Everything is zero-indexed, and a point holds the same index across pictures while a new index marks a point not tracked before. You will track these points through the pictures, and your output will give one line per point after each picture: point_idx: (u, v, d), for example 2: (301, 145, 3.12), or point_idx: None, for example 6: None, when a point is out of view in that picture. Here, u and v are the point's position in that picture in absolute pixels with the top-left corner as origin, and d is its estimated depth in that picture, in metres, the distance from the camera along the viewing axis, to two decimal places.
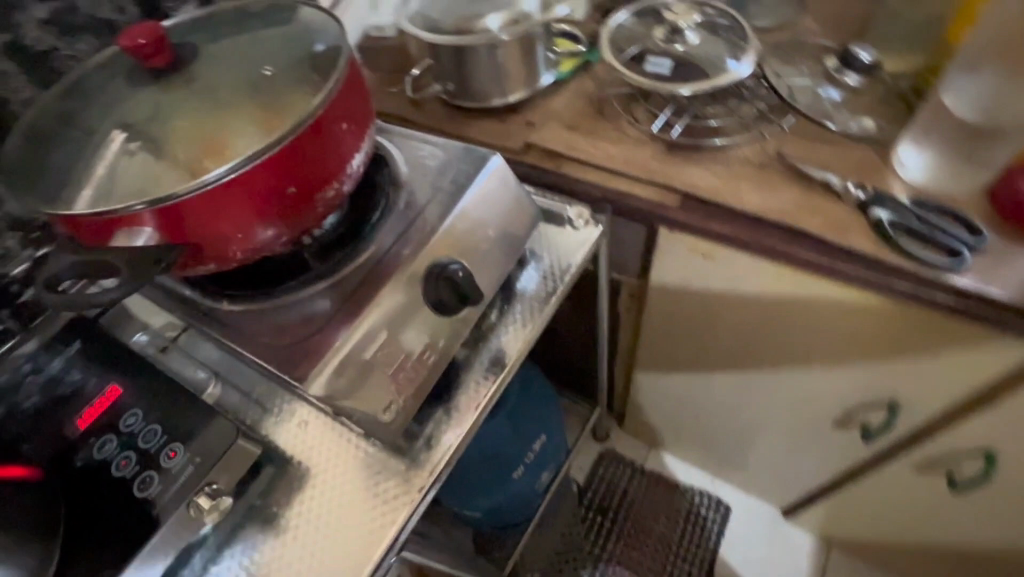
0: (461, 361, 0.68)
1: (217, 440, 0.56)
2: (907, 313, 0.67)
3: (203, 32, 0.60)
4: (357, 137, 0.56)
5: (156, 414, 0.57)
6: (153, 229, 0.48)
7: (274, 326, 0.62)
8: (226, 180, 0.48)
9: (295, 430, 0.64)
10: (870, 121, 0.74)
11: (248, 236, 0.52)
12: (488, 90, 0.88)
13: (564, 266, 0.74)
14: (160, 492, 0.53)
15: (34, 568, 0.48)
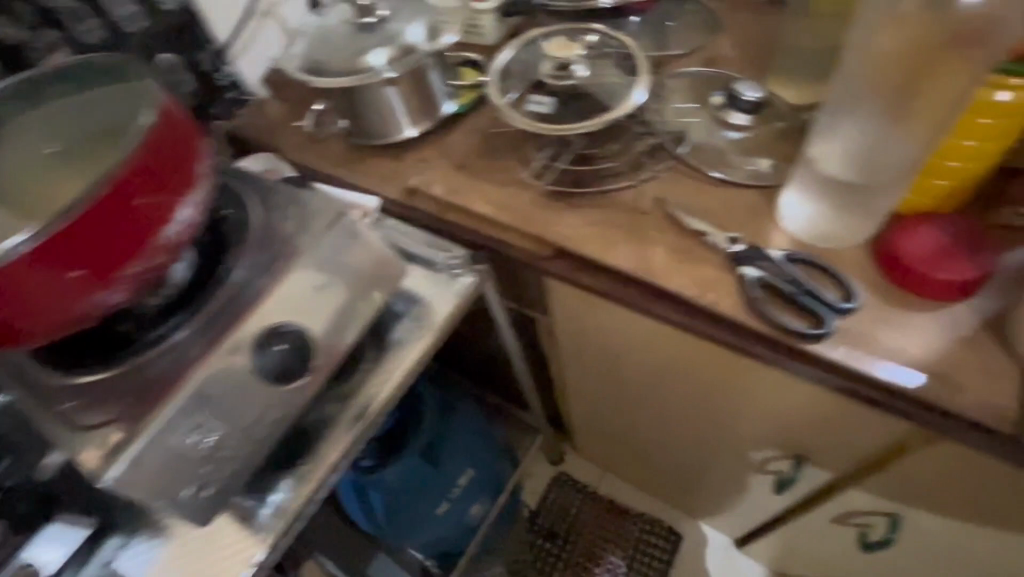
0: (320, 418, 0.66)
1: None
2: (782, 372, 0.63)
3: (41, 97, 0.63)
4: (167, 206, 0.54)
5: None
6: None
7: (94, 399, 0.55)
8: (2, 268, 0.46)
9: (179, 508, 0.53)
10: (761, 162, 0.69)
11: (43, 317, 0.50)
12: (385, 126, 0.84)
13: (435, 317, 0.72)
14: None
15: None
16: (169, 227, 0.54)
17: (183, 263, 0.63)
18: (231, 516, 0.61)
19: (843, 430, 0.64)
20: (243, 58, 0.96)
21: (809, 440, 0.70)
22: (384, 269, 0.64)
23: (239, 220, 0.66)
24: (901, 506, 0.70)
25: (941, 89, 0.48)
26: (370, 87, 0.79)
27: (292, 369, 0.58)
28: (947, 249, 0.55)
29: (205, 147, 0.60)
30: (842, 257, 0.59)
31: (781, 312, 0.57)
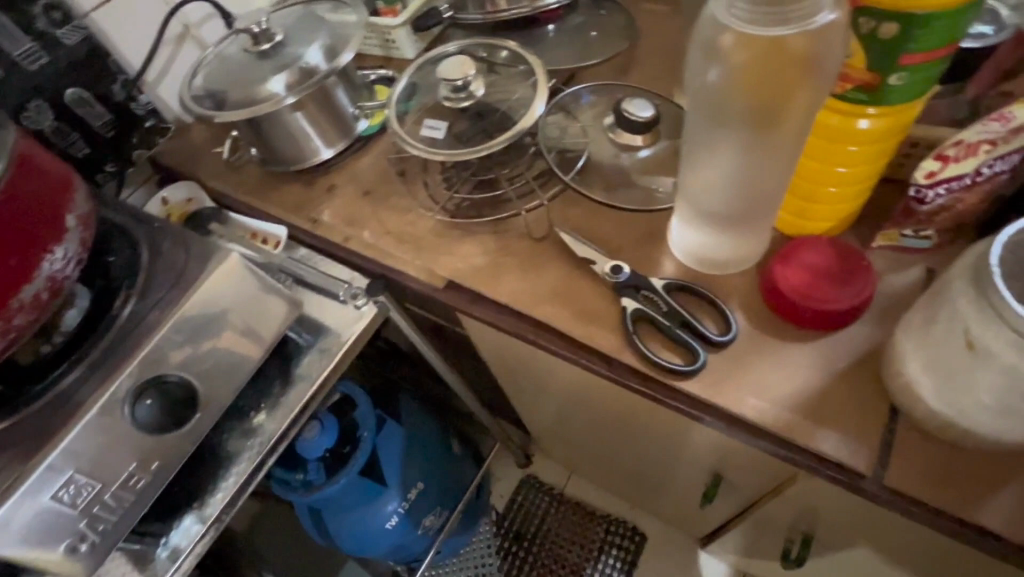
0: (220, 456, 0.66)
1: None
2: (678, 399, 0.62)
3: None
4: (25, 263, 0.53)
5: None
6: None
7: None
8: None
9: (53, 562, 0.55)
10: (659, 181, 0.68)
11: None
12: (299, 152, 0.81)
13: (336, 346, 0.70)
14: None
15: None
16: (31, 281, 0.54)
17: (74, 310, 0.63)
18: (125, 559, 0.62)
19: (754, 457, 0.60)
20: (162, 84, 0.93)
21: (725, 462, 0.68)
22: (270, 306, 0.66)
23: (130, 264, 0.66)
24: (812, 527, 0.69)
25: (793, 116, 0.46)
26: (275, 114, 0.76)
27: (173, 418, 0.60)
28: (825, 275, 0.53)
29: (75, 195, 0.59)
30: (727, 285, 0.58)
31: (655, 345, 0.57)
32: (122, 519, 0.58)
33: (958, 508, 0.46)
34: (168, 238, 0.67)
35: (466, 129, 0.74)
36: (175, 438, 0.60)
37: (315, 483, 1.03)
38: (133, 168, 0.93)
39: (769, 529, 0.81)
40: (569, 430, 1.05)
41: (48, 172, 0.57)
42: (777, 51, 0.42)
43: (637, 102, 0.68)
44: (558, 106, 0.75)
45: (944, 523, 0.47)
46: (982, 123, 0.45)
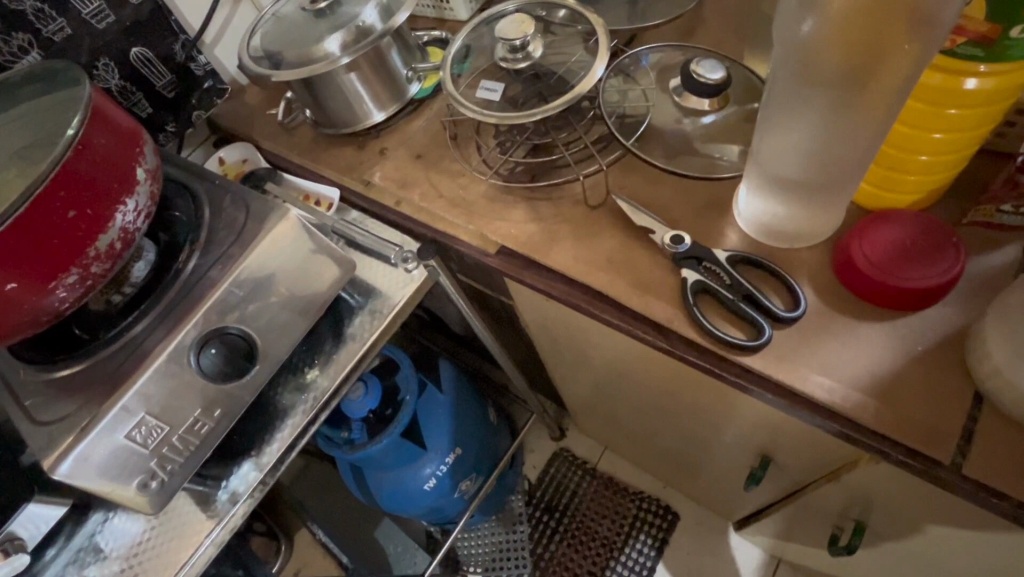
0: (277, 408, 0.68)
1: (11, 499, 0.60)
2: None
3: None
4: (100, 214, 0.55)
5: None
6: None
7: (55, 395, 0.59)
8: None
9: (130, 495, 0.59)
10: (725, 149, 0.64)
11: None
12: (352, 114, 0.81)
13: (386, 309, 0.71)
14: None
15: None
16: (106, 231, 0.56)
17: (142, 262, 0.65)
18: (189, 499, 0.65)
19: (816, 439, 0.57)
20: (219, 46, 0.94)
21: (780, 443, 0.66)
22: (323, 269, 0.66)
23: (192, 219, 0.68)
24: (866, 514, 0.66)
25: (891, 74, 0.43)
26: (328, 74, 0.75)
27: (233, 366, 0.62)
28: (907, 250, 0.50)
29: (144, 149, 0.61)
30: (795, 259, 0.56)
31: (716, 318, 0.55)
32: (187, 462, 0.61)
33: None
34: (228, 195, 0.69)
35: (521, 92, 0.72)
36: (235, 390, 0.62)
37: (357, 441, 1.07)
38: (192, 129, 0.96)
39: (815, 516, 0.79)
40: (609, 407, 1.04)
41: (119, 124, 0.59)
42: (880, 5, 0.40)
43: (708, 64, 0.64)
44: (617, 69, 0.72)
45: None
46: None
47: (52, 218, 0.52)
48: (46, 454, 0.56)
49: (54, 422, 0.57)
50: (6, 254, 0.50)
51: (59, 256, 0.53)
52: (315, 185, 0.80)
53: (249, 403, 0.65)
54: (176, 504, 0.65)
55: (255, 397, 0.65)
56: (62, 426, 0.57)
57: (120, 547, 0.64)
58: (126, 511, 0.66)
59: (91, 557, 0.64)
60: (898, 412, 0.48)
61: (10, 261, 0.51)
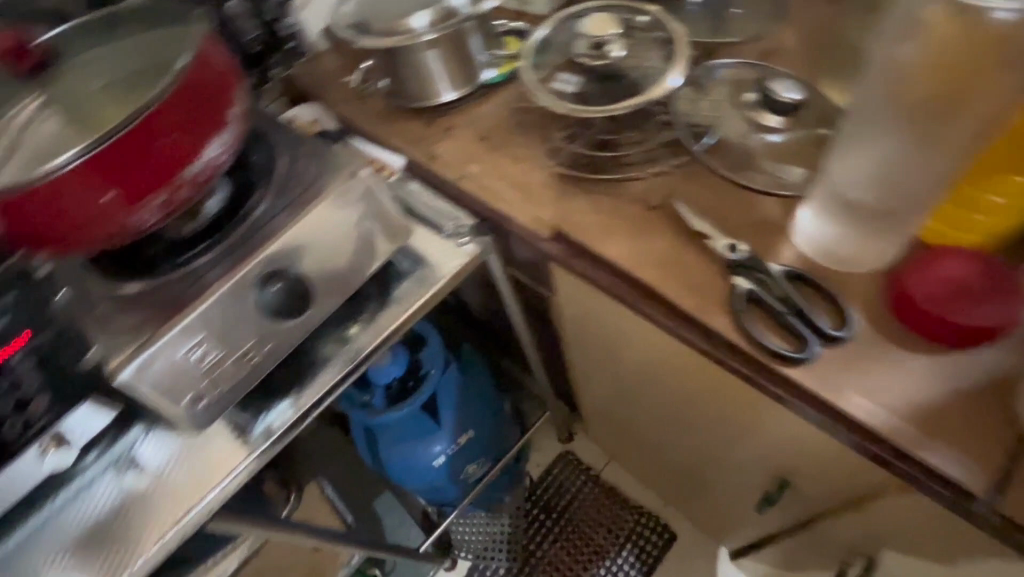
0: (318, 356, 0.71)
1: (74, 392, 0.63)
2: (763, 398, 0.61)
3: (99, 29, 0.67)
4: (192, 145, 0.59)
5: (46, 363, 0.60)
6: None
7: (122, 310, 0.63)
8: (47, 180, 0.53)
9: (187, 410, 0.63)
10: (789, 168, 0.65)
11: (82, 233, 0.57)
12: (424, 90, 0.84)
13: (433, 278, 0.74)
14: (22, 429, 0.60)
15: None
16: (196, 161, 0.59)
17: (215, 198, 0.69)
18: (225, 426, 0.69)
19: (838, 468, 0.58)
20: (307, 11, 0.99)
21: (802, 468, 0.66)
22: (384, 231, 0.70)
23: (267, 166, 0.72)
24: (878, 552, 0.66)
25: (977, 108, 0.44)
26: (411, 48, 0.79)
27: (291, 307, 0.65)
28: (966, 288, 0.50)
29: (237, 91, 0.63)
30: (847, 282, 0.56)
31: (761, 328, 0.56)
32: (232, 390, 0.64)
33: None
34: (302, 148, 0.72)
35: (594, 90, 0.74)
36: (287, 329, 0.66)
37: (377, 406, 1.09)
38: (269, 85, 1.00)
39: (823, 550, 0.79)
40: (626, 411, 1.05)
41: (222, 66, 0.62)
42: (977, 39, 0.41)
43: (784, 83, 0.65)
44: (692, 79, 0.73)
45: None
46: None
47: (151, 142, 0.56)
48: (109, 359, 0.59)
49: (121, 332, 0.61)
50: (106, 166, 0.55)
51: (153, 178, 0.57)
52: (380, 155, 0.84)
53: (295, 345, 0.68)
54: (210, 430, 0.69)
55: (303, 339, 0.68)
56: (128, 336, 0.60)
57: (155, 460, 0.68)
58: (163, 429, 0.69)
59: (126, 467, 0.68)
60: (934, 443, 0.48)
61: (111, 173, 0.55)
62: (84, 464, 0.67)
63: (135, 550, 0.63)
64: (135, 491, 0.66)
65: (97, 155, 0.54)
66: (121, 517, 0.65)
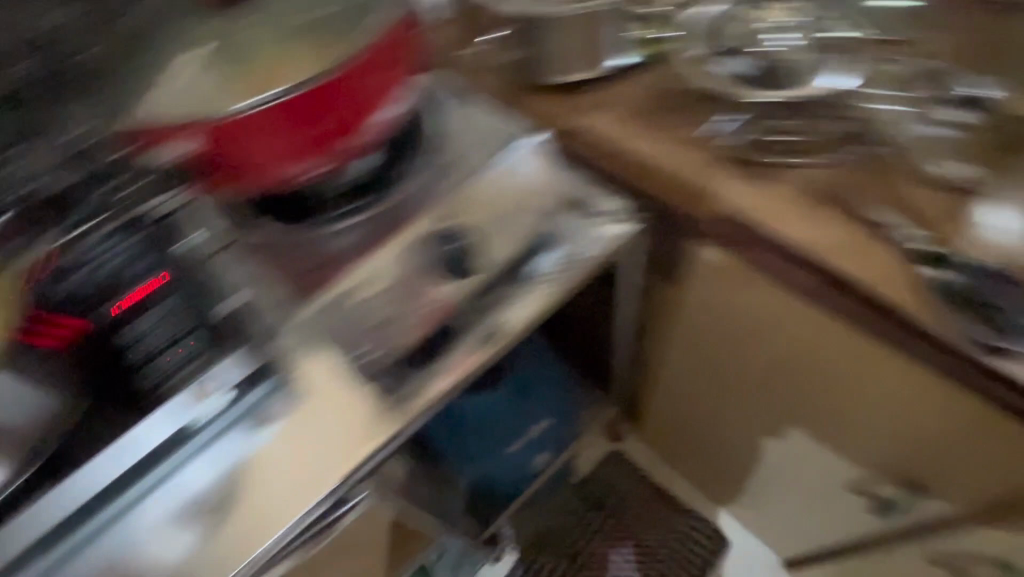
0: (457, 326, 0.64)
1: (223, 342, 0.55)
2: (894, 370, 0.61)
3: None
4: (390, 85, 0.61)
5: (181, 311, 0.53)
6: (201, 140, 0.56)
7: (293, 257, 0.67)
8: (280, 96, 0.55)
9: (348, 364, 0.62)
10: (969, 168, 0.63)
11: (291, 162, 0.59)
12: (581, 62, 0.76)
13: (583, 255, 0.69)
14: (154, 384, 0.52)
15: (13, 470, 0.49)
16: (385, 107, 0.62)
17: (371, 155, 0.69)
18: (360, 398, 0.61)
19: (942, 445, 0.64)
20: None
21: (922, 465, 0.68)
22: (521, 218, 0.69)
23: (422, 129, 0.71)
24: (1018, 558, 0.65)
25: None
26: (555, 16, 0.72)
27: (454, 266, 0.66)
28: None
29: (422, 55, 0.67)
30: None
31: (963, 321, 0.54)
32: (386, 352, 0.63)
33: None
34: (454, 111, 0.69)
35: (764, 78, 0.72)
36: (436, 300, 0.64)
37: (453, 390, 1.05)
38: None
39: (934, 556, 0.78)
40: (699, 415, 1.03)
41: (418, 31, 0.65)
42: None
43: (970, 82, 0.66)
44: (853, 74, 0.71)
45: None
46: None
47: (361, 81, 0.58)
48: (290, 296, 0.65)
49: (300, 268, 0.66)
50: (302, 110, 0.56)
51: (341, 116, 0.59)
52: (498, 152, 0.72)
53: (443, 308, 0.64)
54: (332, 399, 0.61)
55: (452, 305, 0.65)
56: (295, 282, 0.66)
57: (268, 439, 0.59)
58: (282, 400, 0.61)
59: (241, 437, 0.59)
60: None
61: (286, 107, 0.56)
62: (186, 433, 0.56)
63: (246, 540, 0.55)
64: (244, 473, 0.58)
65: (319, 89, 0.56)
66: (229, 500, 0.57)
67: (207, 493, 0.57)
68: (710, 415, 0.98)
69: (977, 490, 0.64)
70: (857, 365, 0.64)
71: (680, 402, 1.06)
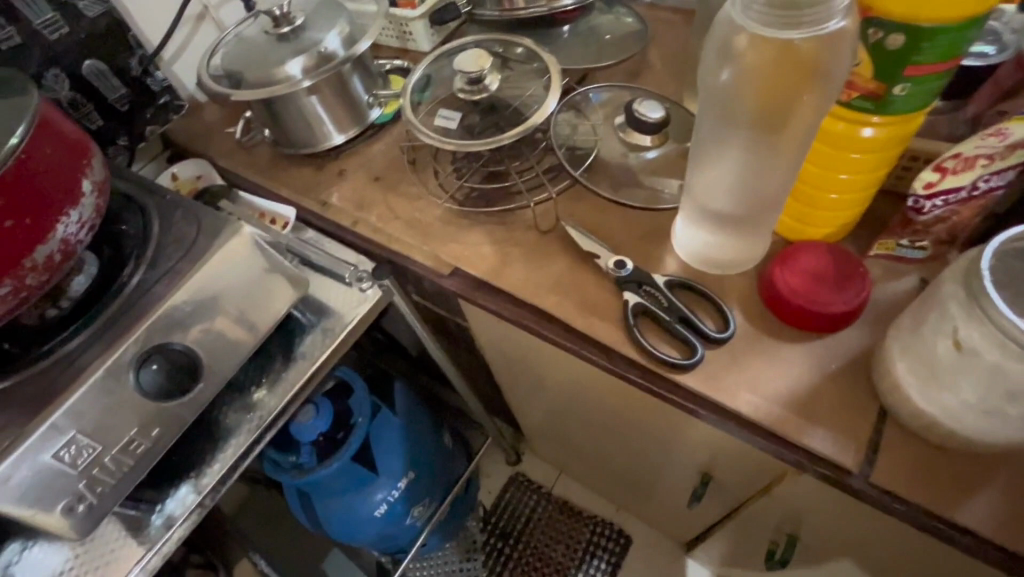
0: (225, 427, 0.67)
1: None
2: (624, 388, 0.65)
3: None
4: (42, 218, 0.53)
5: None
6: None
7: None
8: None
9: (64, 519, 0.56)
10: (673, 181, 0.68)
11: None
12: (311, 136, 0.82)
13: (338, 327, 0.71)
14: None
15: None
16: (46, 242, 0.54)
17: (83, 275, 0.63)
18: (120, 525, 0.63)
19: (697, 443, 0.68)
20: (178, 63, 0.95)
21: (709, 462, 0.70)
22: (258, 309, 0.65)
23: (141, 235, 0.66)
24: (798, 528, 0.69)
25: (794, 132, 0.49)
26: (290, 96, 0.77)
27: (177, 383, 0.60)
28: (822, 279, 0.54)
29: (91, 162, 0.59)
30: (725, 283, 0.59)
31: (655, 338, 0.58)
32: (111, 490, 0.58)
33: (985, 530, 0.46)
34: (180, 210, 0.67)
35: (478, 123, 0.75)
36: (148, 425, 0.59)
37: (306, 466, 1.05)
38: (145, 142, 0.94)
39: (752, 532, 0.81)
40: (557, 426, 1.06)
41: (66, 135, 0.57)
42: (777, 82, 0.46)
43: (648, 105, 0.69)
44: (569, 105, 0.76)
45: (948, 530, 0.47)
46: (981, 136, 0.46)
47: None
48: None
49: None
50: None
51: None
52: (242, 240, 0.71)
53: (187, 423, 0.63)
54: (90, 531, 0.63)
55: (195, 415, 0.64)
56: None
57: None
58: (45, 541, 0.63)
59: None
60: (823, 426, 0.51)
61: None
62: None
63: None
64: None
65: None
66: None
67: None
68: (559, 422, 1.01)
69: (747, 476, 0.67)
70: (606, 384, 0.68)
71: (535, 414, 1.08)
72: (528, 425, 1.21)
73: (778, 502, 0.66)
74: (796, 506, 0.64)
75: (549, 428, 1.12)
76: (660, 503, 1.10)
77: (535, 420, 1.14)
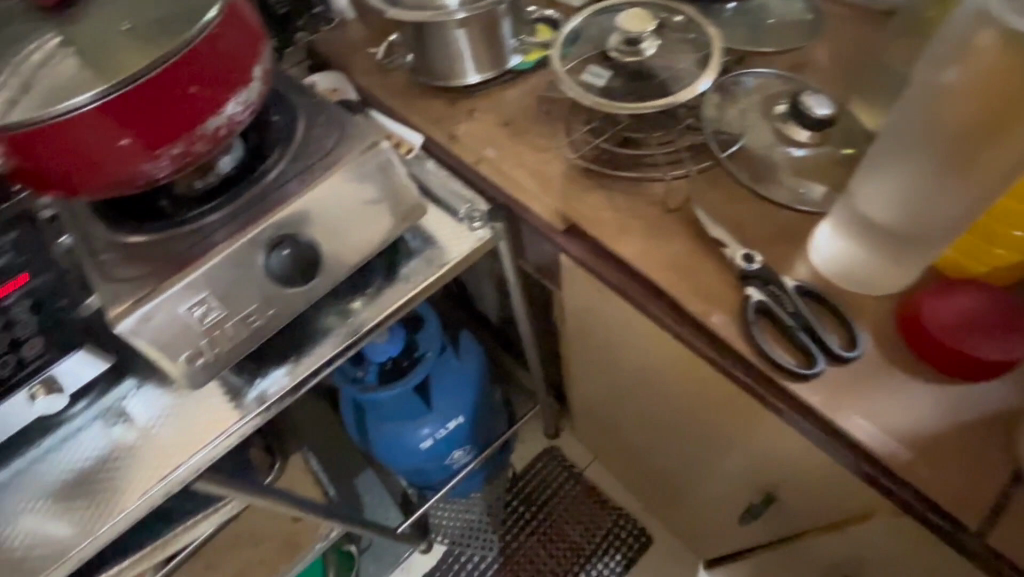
0: (323, 326, 0.71)
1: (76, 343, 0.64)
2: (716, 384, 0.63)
3: None
4: (218, 92, 0.57)
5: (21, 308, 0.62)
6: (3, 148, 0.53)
7: (125, 264, 0.61)
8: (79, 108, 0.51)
9: (184, 366, 0.63)
10: (820, 186, 0.64)
11: (105, 172, 0.56)
12: (451, 69, 0.82)
13: (442, 259, 0.73)
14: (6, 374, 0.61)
15: None
16: (216, 115, 0.58)
17: (230, 156, 0.66)
18: (220, 388, 0.69)
19: (775, 459, 0.65)
20: None
21: (780, 482, 0.67)
22: (377, 223, 0.68)
23: (286, 129, 0.69)
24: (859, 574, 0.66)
25: (996, 159, 0.44)
26: (441, 25, 0.77)
27: (299, 274, 0.64)
28: (978, 320, 0.50)
29: (263, 49, 0.62)
30: (859, 304, 0.56)
31: (771, 340, 0.55)
32: (225, 353, 0.64)
33: None
34: (325, 114, 0.70)
35: (623, 86, 0.72)
36: (269, 304, 0.65)
37: (370, 384, 1.10)
38: (292, 48, 0.97)
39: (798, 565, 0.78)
40: (613, 411, 1.05)
41: (247, 21, 0.60)
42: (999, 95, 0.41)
43: (816, 99, 0.65)
44: (720, 86, 0.72)
45: None
46: None
47: (177, 90, 0.55)
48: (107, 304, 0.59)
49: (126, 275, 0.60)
50: (103, 121, 0.53)
51: (158, 128, 0.55)
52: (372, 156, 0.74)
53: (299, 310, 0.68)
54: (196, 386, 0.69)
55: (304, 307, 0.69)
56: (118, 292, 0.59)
57: (146, 415, 0.68)
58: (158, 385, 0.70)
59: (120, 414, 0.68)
60: (937, 474, 0.48)
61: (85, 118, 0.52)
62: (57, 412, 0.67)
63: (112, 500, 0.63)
64: (120, 444, 0.67)
65: (121, 99, 0.52)
66: (106, 467, 0.65)
67: (87, 460, 0.66)
68: (617, 406, 1.00)
69: (818, 505, 0.64)
70: (694, 377, 0.66)
71: (593, 393, 1.08)
72: (580, 402, 1.21)
73: (848, 541, 0.62)
74: (868, 551, 0.60)
75: (602, 411, 1.12)
76: (697, 513, 1.08)
77: (590, 400, 1.14)
